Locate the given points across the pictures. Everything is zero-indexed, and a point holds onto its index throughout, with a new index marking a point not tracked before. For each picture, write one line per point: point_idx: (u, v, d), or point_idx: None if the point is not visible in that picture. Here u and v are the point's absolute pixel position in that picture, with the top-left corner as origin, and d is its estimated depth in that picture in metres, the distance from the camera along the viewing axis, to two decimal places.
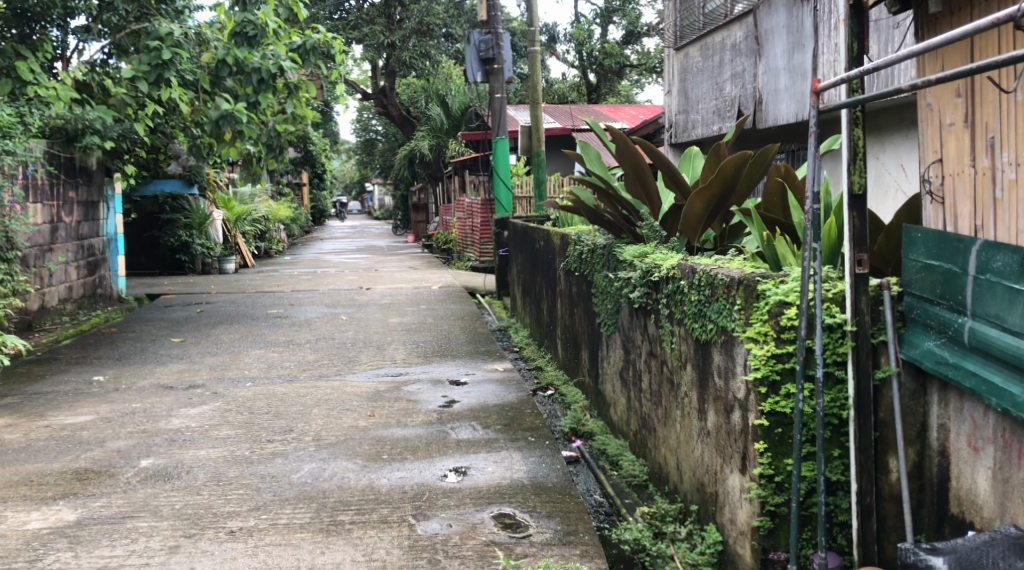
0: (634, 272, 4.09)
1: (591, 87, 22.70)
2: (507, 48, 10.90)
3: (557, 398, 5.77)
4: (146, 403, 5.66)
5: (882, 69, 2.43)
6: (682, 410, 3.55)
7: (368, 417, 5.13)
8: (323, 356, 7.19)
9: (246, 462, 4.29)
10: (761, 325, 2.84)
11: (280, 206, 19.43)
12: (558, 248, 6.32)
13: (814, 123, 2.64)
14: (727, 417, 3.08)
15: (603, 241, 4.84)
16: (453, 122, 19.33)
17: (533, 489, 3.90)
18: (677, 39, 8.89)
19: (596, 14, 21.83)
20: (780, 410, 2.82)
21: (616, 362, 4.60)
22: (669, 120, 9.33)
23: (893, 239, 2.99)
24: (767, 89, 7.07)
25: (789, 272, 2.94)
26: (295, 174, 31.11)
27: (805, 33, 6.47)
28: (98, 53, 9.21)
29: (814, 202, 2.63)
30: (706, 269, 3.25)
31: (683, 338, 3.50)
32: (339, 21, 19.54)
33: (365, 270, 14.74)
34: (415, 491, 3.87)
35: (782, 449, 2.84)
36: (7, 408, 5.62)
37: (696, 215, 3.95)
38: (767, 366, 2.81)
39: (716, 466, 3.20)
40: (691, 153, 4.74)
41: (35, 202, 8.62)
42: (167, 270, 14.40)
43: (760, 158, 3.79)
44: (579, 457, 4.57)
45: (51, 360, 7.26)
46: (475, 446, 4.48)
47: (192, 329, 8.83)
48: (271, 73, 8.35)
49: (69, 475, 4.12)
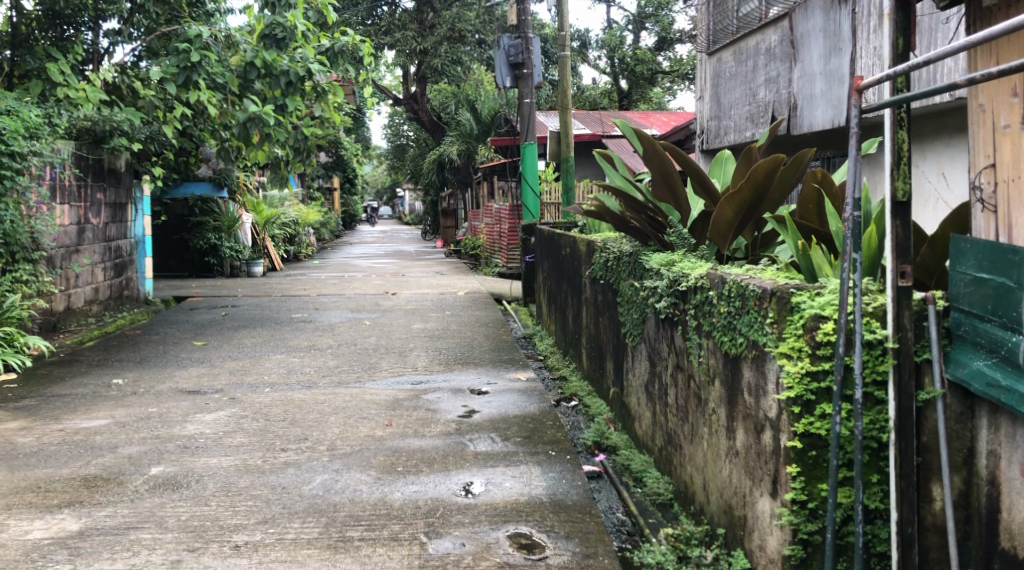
0: (660, 281, 3.91)
1: (623, 94, 22.53)
2: (538, 53, 10.75)
3: (580, 409, 5.60)
4: (162, 408, 5.56)
5: (945, 57, 2.21)
6: (709, 427, 3.37)
7: (385, 426, 4.98)
8: (344, 363, 7.07)
9: (258, 471, 4.17)
10: (795, 340, 2.66)
11: (309, 211, 19.43)
12: (584, 256, 6.16)
13: (856, 124, 2.45)
14: (757, 437, 2.90)
15: (629, 249, 4.67)
16: (483, 127, 19.22)
17: (552, 507, 3.74)
18: (710, 43, 8.70)
19: (629, 21, 21.60)
20: (815, 432, 2.62)
21: (641, 374, 4.42)
22: (700, 126, 9.13)
23: (938, 250, 2.82)
24: (802, 95, 6.87)
25: (826, 284, 2.76)
26: (326, 179, 31.20)
27: (844, 36, 6.28)
28: (128, 55, 9.21)
29: (854, 209, 2.44)
30: (735, 279, 3.07)
31: (711, 352, 3.32)
32: (370, 27, 19.50)
33: (392, 274, 14.66)
34: (429, 506, 3.72)
35: (816, 474, 2.65)
36: (23, 411, 5.54)
37: (727, 221, 3.77)
38: (801, 385, 2.62)
39: (745, 489, 3.01)
40: (722, 157, 4.56)
41: (63, 203, 8.59)
42: (195, 273, 14.40)
43: (793, 165, 3.64)
44: (602, 472, 4.40)
45: (72, 362, 7.22)
46: (493, 459, 4.33)
47: (214, 332, 8.75)
48: (299, 75, 8.23)
49: (77, 483, 4.02)
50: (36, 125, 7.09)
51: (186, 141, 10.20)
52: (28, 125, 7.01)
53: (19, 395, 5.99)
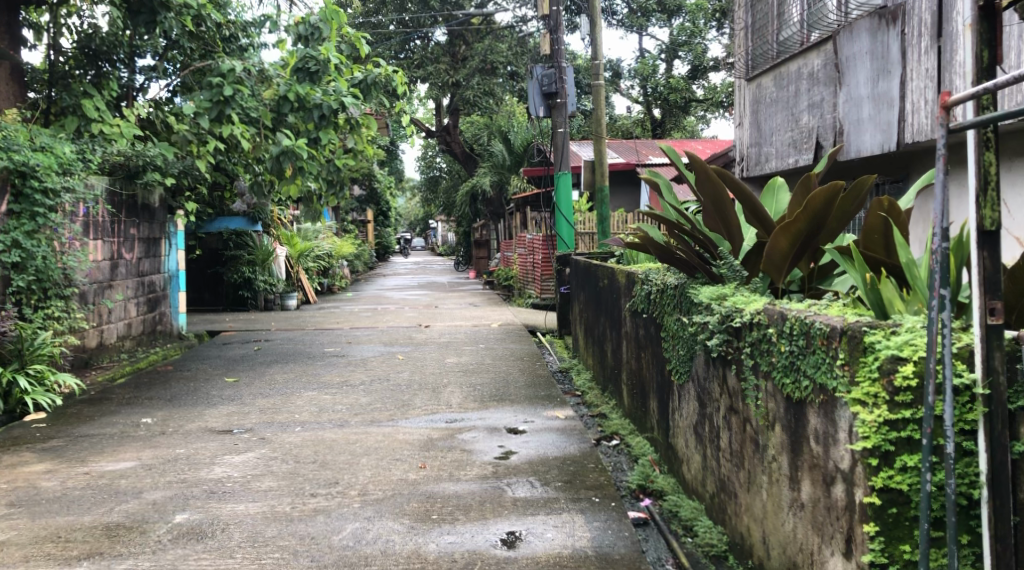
0: (710, 317, 3.65)
1: (656, 122, 22.37)
2: (572, 83, 10.60)
3: (622, 450, 5.34)
4: (190, 449, 5.39)
5: None
6: (770, 476, 3.10)
7: (418, 469, 4.75)
8: (377, 399, 6.87)
9: (286, 519, 3.96)
10: (870, 384, 2.42)
11: (344, 244, 19.44)
12: (624, 289, 5.93)
13: (943, 144, 2.20)
14: (827, 491, 2.65)
15: (674, 281, 4.40)
16: (516, 158, 19.08)
17: (598, 562, 3.51)
18: (750, 69, 8.47)
19: (662, 50, 21.39)
20: (895, 487, 2.38)
21: (689, 415, 4.16)
22: (740, 153, 8.87)
23: (1018, 282, 2.56)
24: (848, 120, 6.61)
25: (902, 321, 2.52)
26: (360, 212, 31.29)
27: (892, 59, 6.05)
28: (164, 91, 9.22)
29: (943, 240, 2.19)
30: (799, 316, 2.83)
31: (771, 395, 3.08)
32: (403, 61, 19.52)
33: (425, 307, 14.51)
34: (466, 560, 3.50)
35: (897, 534, 2.40)
36: (49, 453, 5.40)
37: (781, 253, 3.55)
38: (878, 435, 2.39)
39: (813, 546, 2.75)
40: (776, 185, 4.31)
41: (96, 238, 8.52)
42: (229, 306, 14.36)
43: (853, 191, 3.41)
44: (649, 518, 4.12)
45: (102, 400, 7.09)
46: (534, 507, 4.09)
47: (246, 368, 8.61)
48: (332, 108, 8.12)
49: (99, 532, 3.84)
50: (71, 160, 7.02)
51: (220, 175, 10.14)
52: (62, 161, 6.94)
53: (46, 436, 5.86)
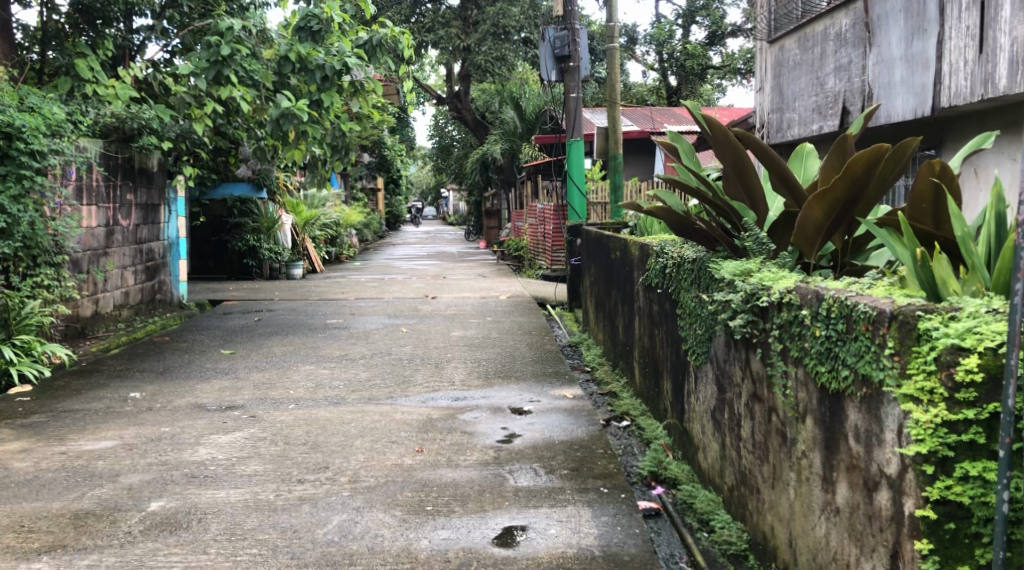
0: (733, 295, 3.30)
1: (671, 90, 21.78)
2: (586, 46, 10.14)
3: (633, 432, 5.01)
4: (176, 428, 5.09)
5: None
6: (798, 474, 2.77)
7: (415, 453, 4.44)
8: (376, 375, 6.56)
9: (269, 509, 3.66)
10: (925, 379, 2.09)
11: (352, 212, 19.10)
12: (637, 261, 5.58)
13: None
14: (868, 497, 2.32)
15: (691, 254, 4.04)
16: (528, 125, 18.79)
17: (606, 563, 3.19)
18: (772, 30, 8.05)
19: (679, 15, 20.71)
20: (954, 499, 2.06)
21: (706, 400, 3.83)
22: (761, 120, 8.46)
23: None
24: (879, 83, 6.22)
25: (961, 304, 2.19)
26: (370, 179, 30.85)
27: (929, 17, 5.62)
28: (161, 51, 8.86)
29: None
30: (837, 296, 2.48)
31: (801, 383, 2.73)
32: (413, 25, 19.01)
33: (434, 277, 14.20)
34: (461, 559, 3.20)
35: (955, 553, 2.07)
36: (27, 430, 5.11)
37: (814, 224, 3.18)
38: (935, 438, 2.07)
39: (849, 557, 2.42)
40: (804, 150, 3.92)
41: (90, 203, 8.19)
42: (234, 274, 14.09)
43: (897, 156, 3.05)
44: (661, 510, 3.79)
45: (93, 371, 6.81)
46: (536, 498, 3.76)
47: (244, 340, 8.30)
48: (335, 69, 7.72)
49: (66, 521, 3.55)
50: (60, 123, 6.65)
51: (220, 139, 9.76)
52: (50, 122, 6.56)
53: (28, 411, 5.57)
